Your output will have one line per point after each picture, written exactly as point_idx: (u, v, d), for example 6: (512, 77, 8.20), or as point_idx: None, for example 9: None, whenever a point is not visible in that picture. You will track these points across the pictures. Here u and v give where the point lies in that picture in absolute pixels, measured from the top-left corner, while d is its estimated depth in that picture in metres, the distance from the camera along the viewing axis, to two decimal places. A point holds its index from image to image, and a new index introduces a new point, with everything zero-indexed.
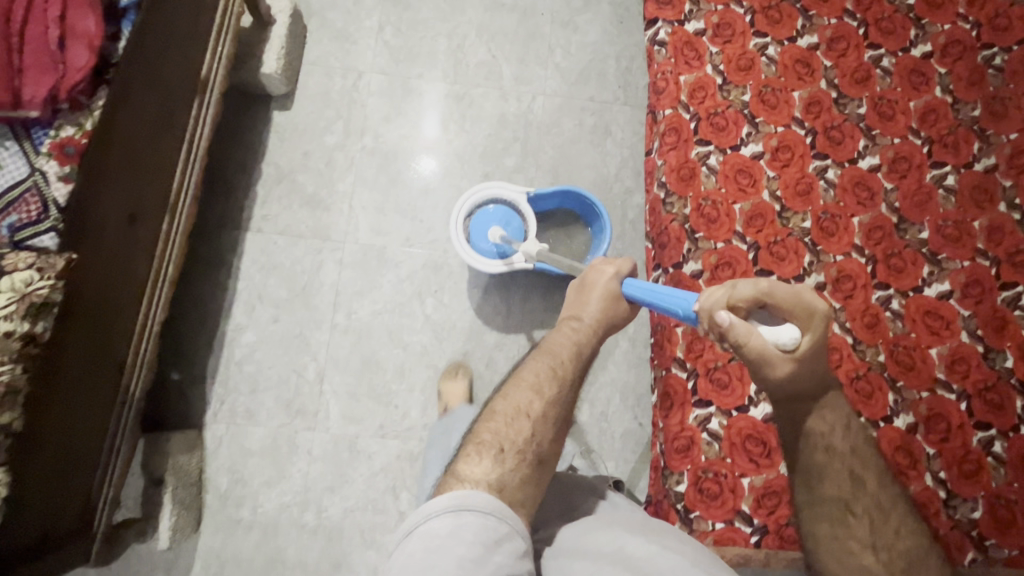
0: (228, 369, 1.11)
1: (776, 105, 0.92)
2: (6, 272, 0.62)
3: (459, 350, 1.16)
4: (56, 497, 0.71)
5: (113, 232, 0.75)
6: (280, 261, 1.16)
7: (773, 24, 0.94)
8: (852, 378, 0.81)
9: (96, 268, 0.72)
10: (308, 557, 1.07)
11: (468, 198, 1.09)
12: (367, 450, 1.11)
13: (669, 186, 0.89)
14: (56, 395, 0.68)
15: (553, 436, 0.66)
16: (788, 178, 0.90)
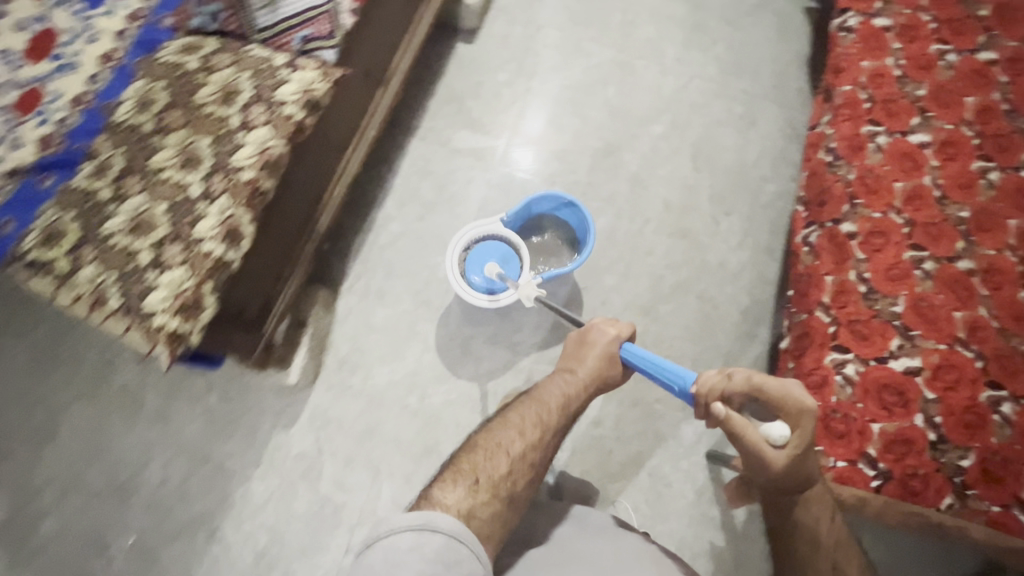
0: (370, 251, 1.21)
1: (948, 105, 0.97)
2: (300, 69, 0.75)
3: (578, 284, 1.22)
4: (257, 278, 0.81)
5: (353, 81, 0.93)
6: (436, 169, 1.27)
7: (956, 36, 1.01)
8: (998, 355, 0.83)
9: (341, 102, 0.89)
10: (404, 436, 1.13)
11: (466, 232, 1.12)
12: (477, 352, 1.18)
13: (838, 153, 0.96)
14: None
15: (528, 477, 0.74)
16: (951, 170, 0.94)
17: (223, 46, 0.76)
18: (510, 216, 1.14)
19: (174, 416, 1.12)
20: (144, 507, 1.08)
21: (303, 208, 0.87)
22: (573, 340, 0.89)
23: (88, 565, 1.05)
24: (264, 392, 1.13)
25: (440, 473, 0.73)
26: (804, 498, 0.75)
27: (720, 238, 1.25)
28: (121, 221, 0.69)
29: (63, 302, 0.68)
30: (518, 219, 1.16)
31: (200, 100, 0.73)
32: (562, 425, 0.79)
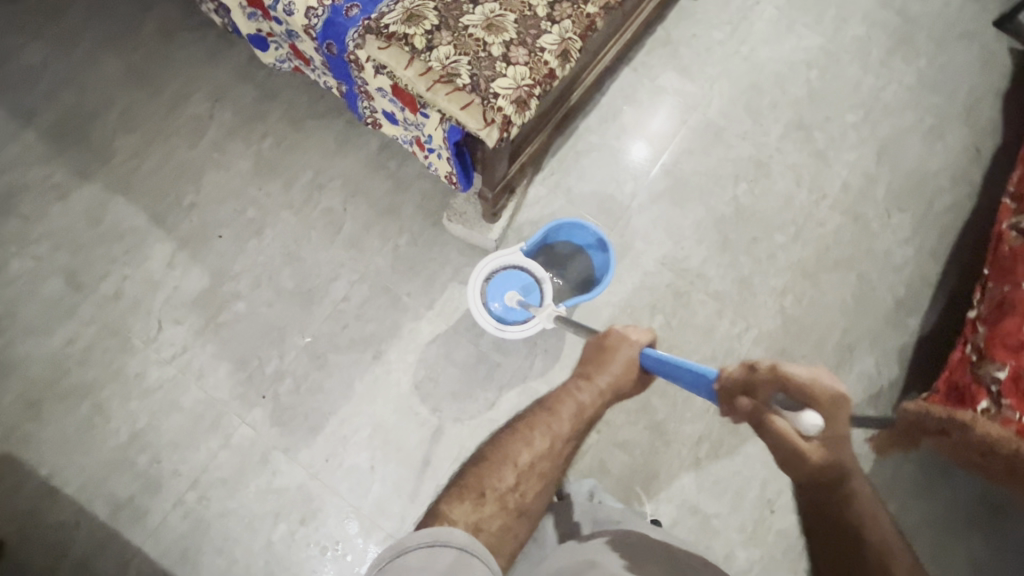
0: (567, 153, 1.31)
1: None
2: None
3: (751, 234, 1.29)
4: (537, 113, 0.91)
5: None
6: (639, 99, 1.36)
7: None
8: None
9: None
10: (565, 321, 1.20)
11: (486, 263, 1.06)
12: (645, 267, 1.25)
13: None
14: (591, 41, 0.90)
15: (539, 490, 0.72)
16: None
17: None
18: (527, 243, 1.10)
19: (365, 245, 1.21)
20: (323, 316, 1.17)
21: (581, 67, 0.97)
22: (591, 344, 0.90)
23: (264, 352, 1.14)
24: (449, 247, 1.22)
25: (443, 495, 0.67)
26: (847, 494, 0.67)
27: (890, 230, 1.31)
28: (474, 20, 0.80)
29: (410, 77, 0.79)
30: (532, 248, 1.13)
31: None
32: (576, 430, 0.79)
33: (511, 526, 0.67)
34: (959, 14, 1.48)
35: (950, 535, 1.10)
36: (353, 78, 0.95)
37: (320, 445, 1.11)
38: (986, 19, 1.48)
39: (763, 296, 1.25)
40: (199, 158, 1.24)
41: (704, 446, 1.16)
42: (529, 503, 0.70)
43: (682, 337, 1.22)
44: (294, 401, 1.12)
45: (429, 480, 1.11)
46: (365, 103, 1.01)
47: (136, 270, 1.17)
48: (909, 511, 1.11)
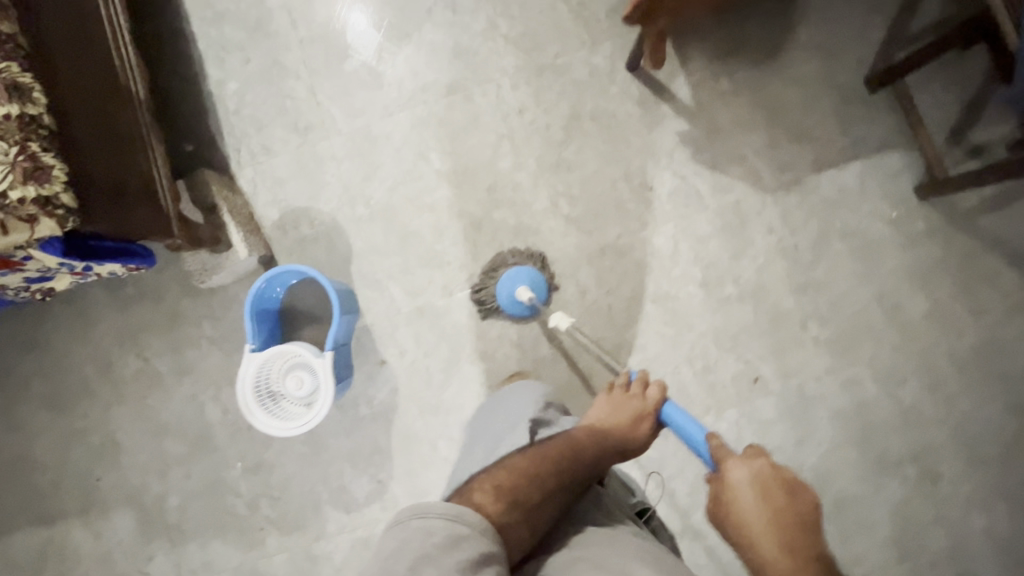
0: (231, 122, 1.15)
1: None
2: None
3: (423, 10, 1.14)
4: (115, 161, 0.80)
5: None
6: (222, 8, 1.15)
7: None
8: None
9: None
10: (377, 241, 1.13)
11: (247, 388, 0.99)
12: (383, 132, 1.14)
13: None
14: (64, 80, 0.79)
15: (517, 517, 0.67)
16: None
17: None
18: (251, 336, 0.99)
19: (191, 363, 1.15)
20: (230, 437, 1.15)
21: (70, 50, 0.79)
22: (615, 400, 0.87)
23: (226, 504, 1.15)
24: (240, 294, 1.14)
25: (480, 478, 0.72)
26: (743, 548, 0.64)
27: None
28: None
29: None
30: (260, 331, 1.00)
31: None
32: (564, 471, 0.73)
33: (520, 537, 0.67)
34: None
35: (777, 48, 1.11)
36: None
37: (332, 510, 1.13)
38: None
39: (483, 46, 1.13)
40: (13, 452, 1.17)
41: (563, 202, 1.13)
42: (535, 516, 0.69)
43: (466, 148, 1.13)
44: (284, 507, 1.14)
45: (422, 445, 1.13)
46: (8, 292, 0.90)
47: (82, 563, 1.16)
48: (741, 71, 1.11)
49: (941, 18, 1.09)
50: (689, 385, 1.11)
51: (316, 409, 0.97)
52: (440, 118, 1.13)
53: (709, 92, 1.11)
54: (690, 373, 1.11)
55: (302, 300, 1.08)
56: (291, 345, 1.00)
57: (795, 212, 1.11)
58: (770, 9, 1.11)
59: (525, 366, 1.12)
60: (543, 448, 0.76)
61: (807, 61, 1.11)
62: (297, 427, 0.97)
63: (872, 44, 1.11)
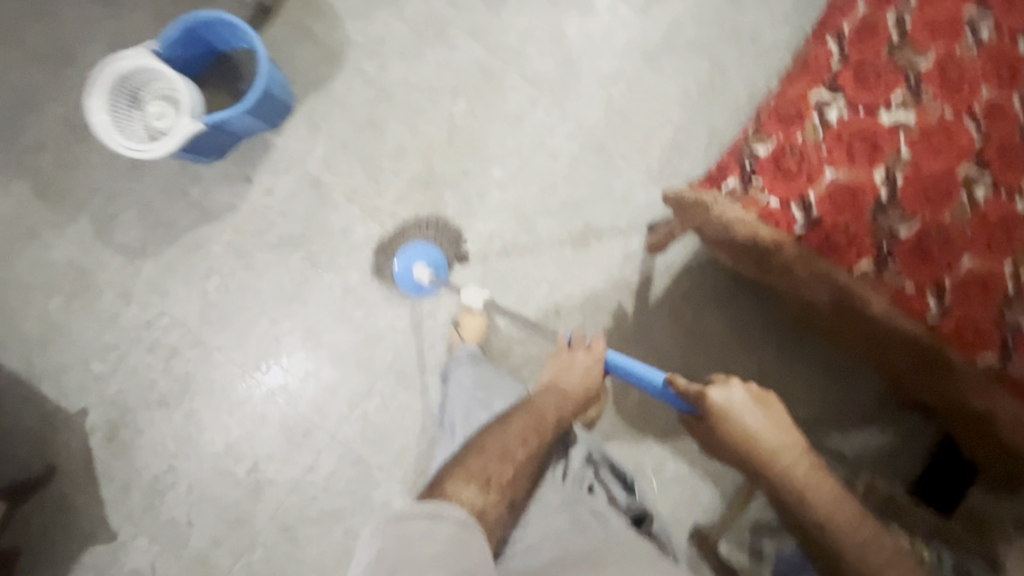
0: None
1: None
2: None
3: (584, 6, 1.07)
4: None
5: None
6: None
7: None
8: (930, 175, 0.69)
9: None
10: (350, 101, 1.06)
11: (117, 69, 0.90)
12: (452, 41, 1.06)
13: None
14: None
15: (501, 507, 0.61)
16: None
17: None
18: (169, 41, 0.90)
19: (122, 1, 1.05)
20: (80, 83, 1.05)
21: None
22: (557, 363, 0.89)
23: (20, 120, 1.06)
24: (217, 5, 1.04)
25: (449, 466, 0.63)
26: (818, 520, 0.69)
27: (764, 5, 1.07)
28: None
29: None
30: (180, 47, 0.92)
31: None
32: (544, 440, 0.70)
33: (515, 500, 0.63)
34: None
35: (739, 342, 1.08)
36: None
37: (88, 220, 1.07)
38: None
39: (588, 83, 1.06)
40: None
41: (496, 244, 1.08)
42: (515, 477, 0.64)
43: (487, 127, 1.07)
44: (58, 175, 1.07)
45: (201, 260, 1.08)
46: None
47: None
48: (705, 322, 1.08)
49: (856, 455, 1.06)
50: (410, 455, 1.09)
51: (136, 144, 0.89)
52: (499, 85, 1.06)
53: (669, 307, 1.08)
54: (419, 450, 1.09)
55: (246, 70, 1.00)
56: (185, 85, 0.92)
57: (615, 448, 1.10)
58: (770, 315, 1.08)
59: (332, 305, 1.08)
60: (516, 421, 0.70)
61: (744, 377, 1.08)
62: (106, 137, 0.88)
63: (800, 414, 1.07)
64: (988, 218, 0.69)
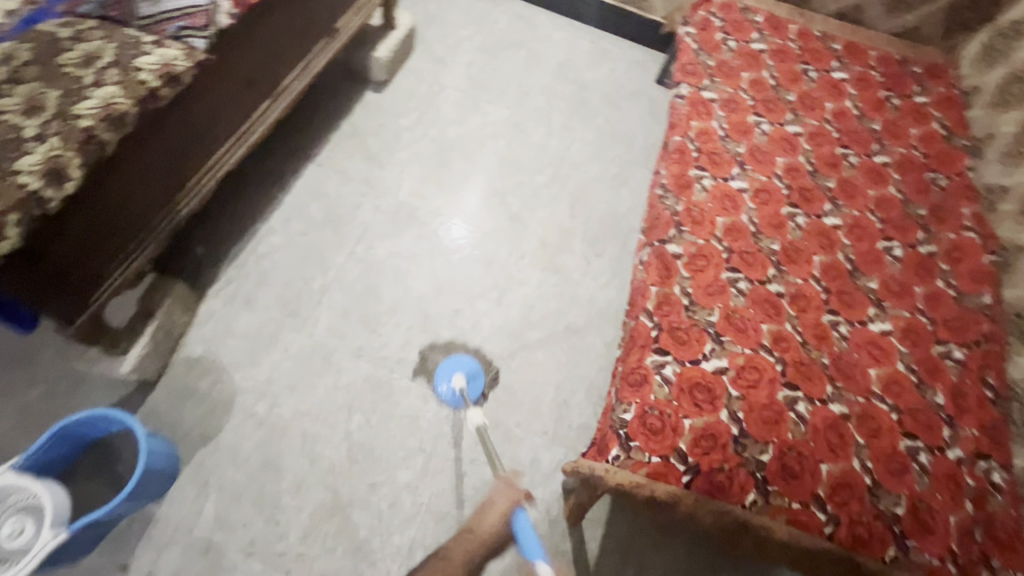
0: (247, 258, 1.22)
1: (727, 199, 1.07)
2: (105, 83, 0.78)
3: (451, 307, 1.25)
4: (97, 262, 0.85)
5: (209, 100, 0.95)
6: (325, 191, 1.33)
7: (741, 132, 1.16)
8: (760, 403, 0.84)
9: (178, 129, 0.91)
10: (241, 446, 1.05)
11: None
12: (339, 364, 1.15)
13: (669, 189, 1.09)
14: (114, 182, 0.83)
15: None
16: (740, 247, 1.01)
17: (36, 57, 0.78)
18: (32, 451, 0.87)
19: None
20: None
21: (157, 165, 0.90)
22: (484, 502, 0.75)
23: None
24: (93, 390, 1.04)
25: None
26: None
27: (592, 275, 1.32)
28: None
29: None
30: (51, 450, 0.88)
31: (139, 36, 0.83)
32: None
33: None
34: (628, 76, 1.63)
35: None
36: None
37: None
38: (652, 78, 1.64)
39: None
40: None
41: (417, 555, 1.02)
42: None
43: (386, 434, 1.10)
44: None
45: None
46: None
47: None
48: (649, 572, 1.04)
49: None
50: None
51: None
52: (391, 391, 1.14)
53: (611, 568, 1.04)
54: None
55: (124, 448, 0.97)
56: (49, 490, 0.85)
57: None
58: (707, 544, 1.07)
59: None
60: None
61: None
62: None
63: None
64: (819, 427, 0.83)
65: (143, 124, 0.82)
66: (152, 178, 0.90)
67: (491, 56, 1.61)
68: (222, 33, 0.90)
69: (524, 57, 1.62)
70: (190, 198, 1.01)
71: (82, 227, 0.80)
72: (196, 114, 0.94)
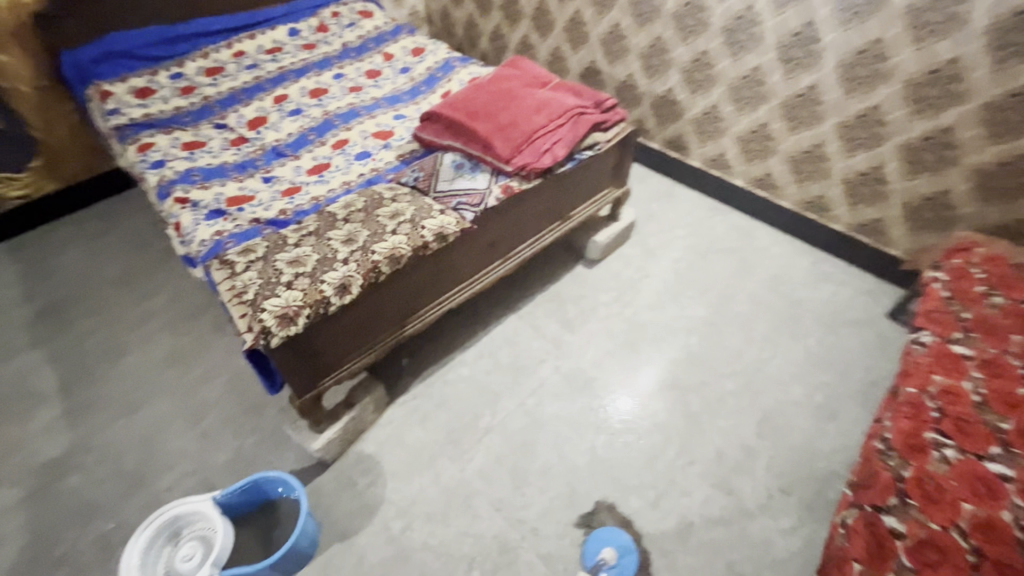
0: (436, 381, 1.37)
1: (982, 484, 0.85)
2: (400, 232, 1.04)
3: (601, 491, 1.18)
4: (339, 351, 1.06)
5: (462, 250, 1.17)
6: (518, 341, 1.47)
7: (1009, 402, 0.95)
8: None
9: (432, 267, 1.13)
10: (368, 557, 1.09)
11: (175, 509, 0.99)
12: (477, 510, 1.15)
13: (893, 445, 0.93)
14: (376, 299, 1.06)
15: None
16: (998, 556, 0.78)
17: (365, 206, 1.12)
18: (229, 491, 1.02)
19: (213, 438, 1.26)
20: (138, 505, 1.17)
21: (405, 293, 1.12)
22: None
23: (65, 530, 1.13)
24: (288, 453, 1.23)
25: None
26: None
27: (770, 513, 1.13)
28: (287, 276, 0.96)
29: (237, 267, 1.00)
30: (238, 496, 1.04)
31: (432, 204, 1.12)
32: None
33: None
34: (851, 304, 1.52)
35: None
36: (205, 219, 1.19)
37: None
38: (880, 312, 1.50)
39: None
40: (127, 343, 1.48)
41: None
42: None
43: None
44: None
45: None
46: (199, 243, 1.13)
47: (17, 430, 1.30)
48: None
49: None
50: None
51: None
52: (515, 561, 1.08)
53: None
54: None
55: (284, 517, 1.08)
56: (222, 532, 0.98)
57: None
58: None
59: None
60: None
61: None
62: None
63: None
64: None
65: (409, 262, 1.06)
66: (398, 302, 1.12)
67: (701, 257, 1.68)
68: (489, 208, 1.15)
69: (735, 263, 1.65)
70: (421, 323, 1.19)
71: (341, 324, 1.02)
72: (448, 258, 1.15)
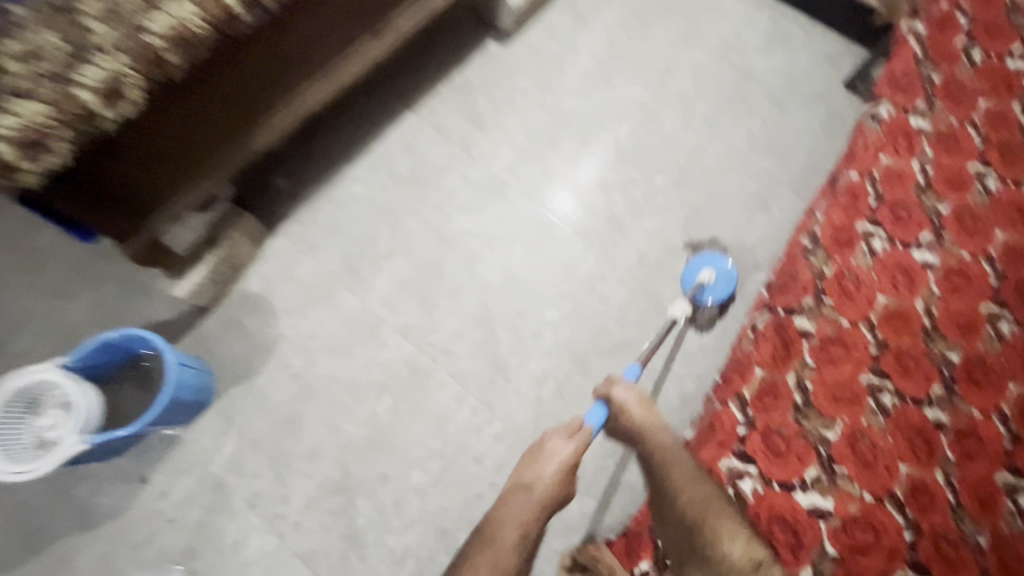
0: (323, 203, 1.16)
1: (870, 296, 0.98)
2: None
3: (516, 306, 1.10)
4: (156, 181, 0.81)
5: (303, 28, 0.86)
6: (417, 147, 1.22)
7: (903, 222, 1.07)
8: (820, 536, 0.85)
9: (263, 54, 0.83)
10: (271, 396, 1.03)
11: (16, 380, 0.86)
12: (384, 338, 1.07)
13: (813, 260, 1.01)
14: (187, 103, 0.77)
15: None
16: (862, 354, 0.94)
17: None
18: (79, 354, 0.89)
19: (62, 292, 1.07)
20: None
21: (233, 96, 0.84)
22: None
23: None
24: (157, 301, 1.06)
25: None
26: None
27: None
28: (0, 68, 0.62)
29: None
30: (95, 357, 0.91)
31: None
32: None
33: None
34: (809, 71, 1.29)
35: None
36: None
37: None
38: (838, 78, 1.27)
39: (518, 382, 1.05)
40: None
41: (408, 564, 0.94)
42: None
43: (408, 425, 1.02)
44: None
45: None
46: None
47: None
48: None
49: None
50: None
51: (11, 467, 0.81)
52: (428, 384, 1.04)
53: None
54: None
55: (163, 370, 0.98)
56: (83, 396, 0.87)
57: None
58: None
59: None
60: None
61: None
62: None
63: None
64: None
65: (219, 49, 0.75)
66: (225, 109, 0.84)
67: (641, 20, 1.35)
68: None
69: (682, 27, 1.34)
70: (269, 133, 0.94)
71: (141, 145, 0.75)
72: (284, 39, 0.84)
